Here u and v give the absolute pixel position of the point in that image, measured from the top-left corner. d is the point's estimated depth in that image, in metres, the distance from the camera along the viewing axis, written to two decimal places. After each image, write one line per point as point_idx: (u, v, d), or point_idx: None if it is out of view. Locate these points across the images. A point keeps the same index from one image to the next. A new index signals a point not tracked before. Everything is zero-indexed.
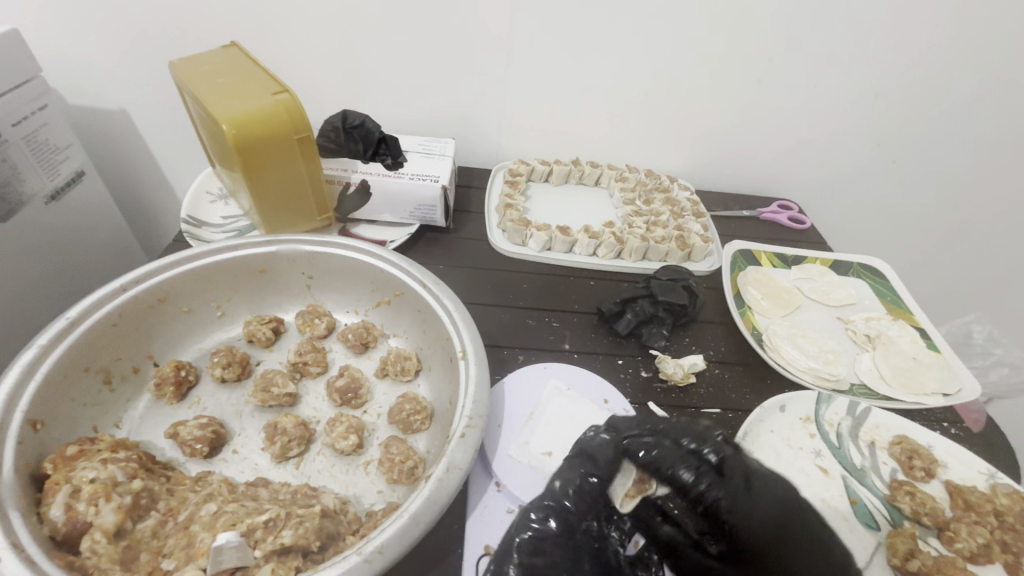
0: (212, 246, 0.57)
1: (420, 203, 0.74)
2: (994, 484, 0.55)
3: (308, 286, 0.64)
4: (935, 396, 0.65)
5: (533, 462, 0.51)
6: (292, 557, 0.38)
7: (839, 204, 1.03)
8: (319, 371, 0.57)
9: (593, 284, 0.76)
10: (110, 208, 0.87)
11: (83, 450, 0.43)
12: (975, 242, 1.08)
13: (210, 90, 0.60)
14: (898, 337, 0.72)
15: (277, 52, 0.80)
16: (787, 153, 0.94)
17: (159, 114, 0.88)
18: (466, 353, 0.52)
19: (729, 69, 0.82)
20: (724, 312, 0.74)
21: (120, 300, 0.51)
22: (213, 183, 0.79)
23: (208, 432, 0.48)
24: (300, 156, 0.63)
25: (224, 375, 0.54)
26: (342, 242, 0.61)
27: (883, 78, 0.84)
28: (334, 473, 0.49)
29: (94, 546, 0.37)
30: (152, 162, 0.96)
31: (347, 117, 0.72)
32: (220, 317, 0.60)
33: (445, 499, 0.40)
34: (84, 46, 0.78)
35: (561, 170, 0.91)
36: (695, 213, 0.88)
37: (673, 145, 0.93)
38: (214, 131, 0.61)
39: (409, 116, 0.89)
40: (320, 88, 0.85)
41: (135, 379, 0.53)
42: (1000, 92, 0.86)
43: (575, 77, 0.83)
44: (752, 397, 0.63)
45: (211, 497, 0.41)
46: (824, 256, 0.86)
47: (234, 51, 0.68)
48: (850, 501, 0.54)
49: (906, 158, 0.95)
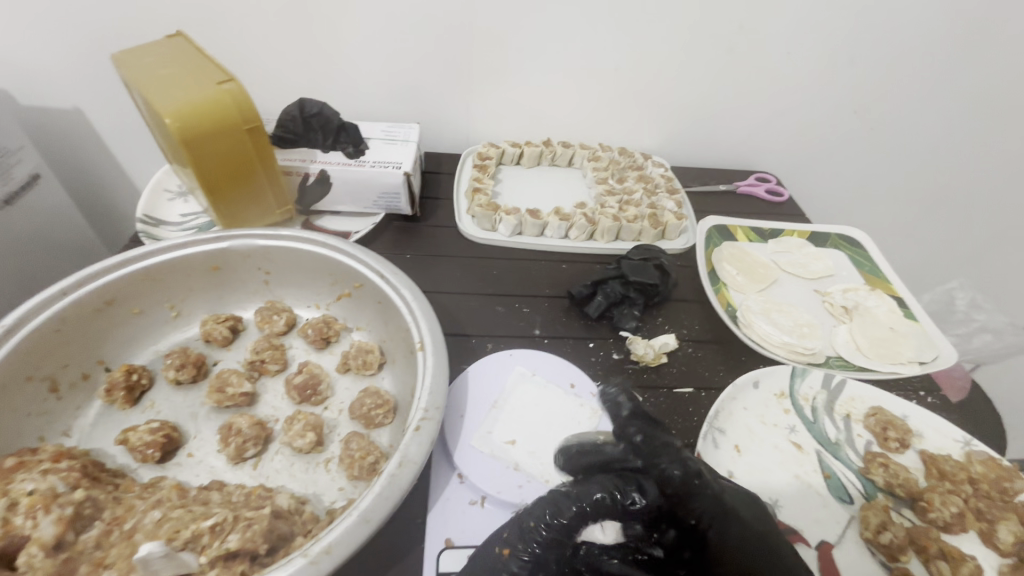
0: (160, 245, 0.55)
1: (384, 190, 0.72)
2: (969, 451, 0.55)
3: (266, 282, 0.62)
4: (911, 364, 0.64)
5: (496, 452, 0.49)
6: (239, 561, 0.37)
7: (818, 174, 1.02)
8: (278, 369, 0.56)
9: (564, 267, 0.74)
10: (70, 209, 0.84)
11: (23, 462, 0.41)
12: (958, 207, 1.06)
13: (152, 83, 0.58)
14: (876, 307, 0.71)
15: (230, 41, 0.77)
16: (764, 125, 0.92)
17: (113, 110, 0.85)
18: (424, 344, 0.50)
19: (701, 38, 0.79)
20: (699, 290, 0.72)
21: (62, 305, 0.49)
22: (171, 181, 0.76)
23: (159, 436, 0.47)
24: (252, 147, 0.60)
25: (179, 377, 0.53)
26: (298, 235, 0.59)
27: (856, 44, 0.81)
28: (293, 472, 0.48)
29: (30, 560, 0.36)
30: (113, 160, 0.93)
31: (305, 105, 0.69)
32: (175, 318, 0.59)
33: (397, 496, 0.39)
34: (27, 42, 0.75)
35: (532, 152, 0.89)
36: (669, 189, 0.86)
37: (646, 121, 0.91)
38: (160, 125, 0.58)
39: (373, 103, 0.86)
40: (279, 76, 0.82)
41: (86, 386, 0.52)
42: (977, 54, 0.83)
43: (540, 55, 0.81)
44: (726, 374, 0.62)
45: (159, 504, 0.40)
46: (802, 228, 0.84)
47: (179, 41, 0.65)
48: (823, 476, 0.53)
49: (885, 125, 0.93)
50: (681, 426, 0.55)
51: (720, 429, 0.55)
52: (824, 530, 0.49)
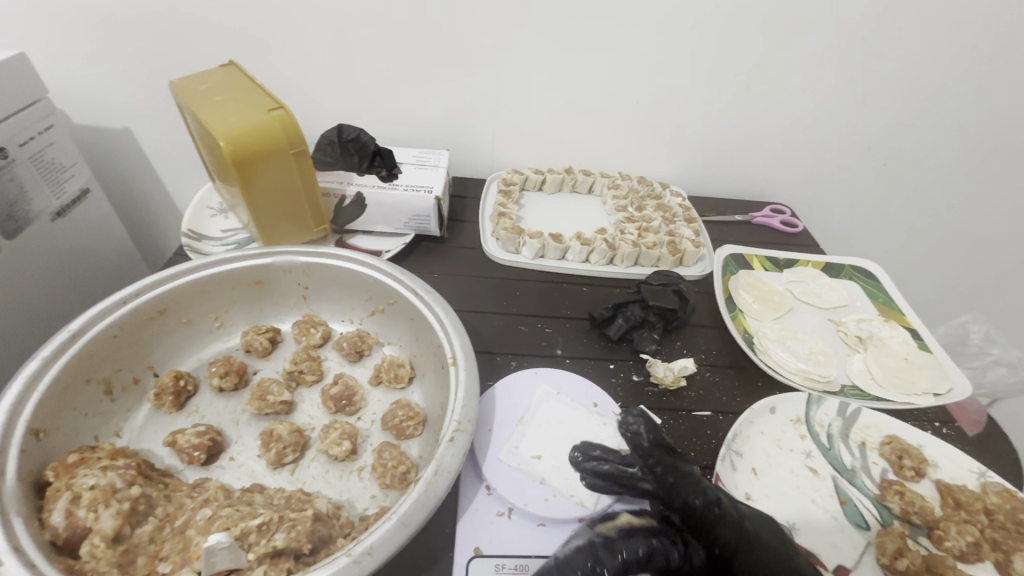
0: (211, 259, 0.59)
1: (415, 213, 0.76)
2: (985, 482, 0.56)
3: (304, 297, 0.65)
4: (926, 396, 0.65)
5: (523, 466, 0.51)
6: (285, 559, 0.39)
7: (831, 207, 1.04)
8: (314, 379, 0.58)
9: (585, 290, 0.77)
10: (114, 222, 0.89)
11: (84, 458, 0.44)
12: (970, 240, 1.08)
13: (209, 108, 0.62)
14: (890, 338, 0.73)
15: (275, 70, 0.82)
16: (778, 158, 0.95)
17: (160, 131, 0.90)
18: (456, 359, 0.53)
19: (716, 76, 0.84)
20: (716, 316, 0.75)
21: (121, 313, 0.53)
22: (213, 198, 0.81)
23: (205, 439, 0.49)
24: (297, 169, 0.64)
25: (222, 385, 0.55)
26: (338, 253, 0.62)
27: (866, 84, 0.85)
28: (328, 479, 0.50)
29: (93, 550, 0.38)
30: (156, 178, 0.98)
31: (344, 130, 0.73)
32: (219, 328, 0.62)
33: (434, 502, 0.41)
34: (90, 67, 0.80)
35: (555, 179, 0.92)
36: (687, 218, 0.89)
37: (665, 152, 0.95)
38: (213, 147, 0.63)
39: (404, 129, 0.91)
40: (318, 103, 0.87)
41: (135, 390, 0.55)
42: (984, 95, 0.87)
43: (565, 88, 0.85)
44: (743, 399, 0.63)
45: (207, 503, 0.42)
46: (817, 259, 0.86)
47: (233, 70, 0.70)
48: (840, 501, 0.54)
49: (897, 160, 0.96)
50: (700, 448, 0.57)
51: (737, 452, 0.56)
52: (840, 555, 0.50)
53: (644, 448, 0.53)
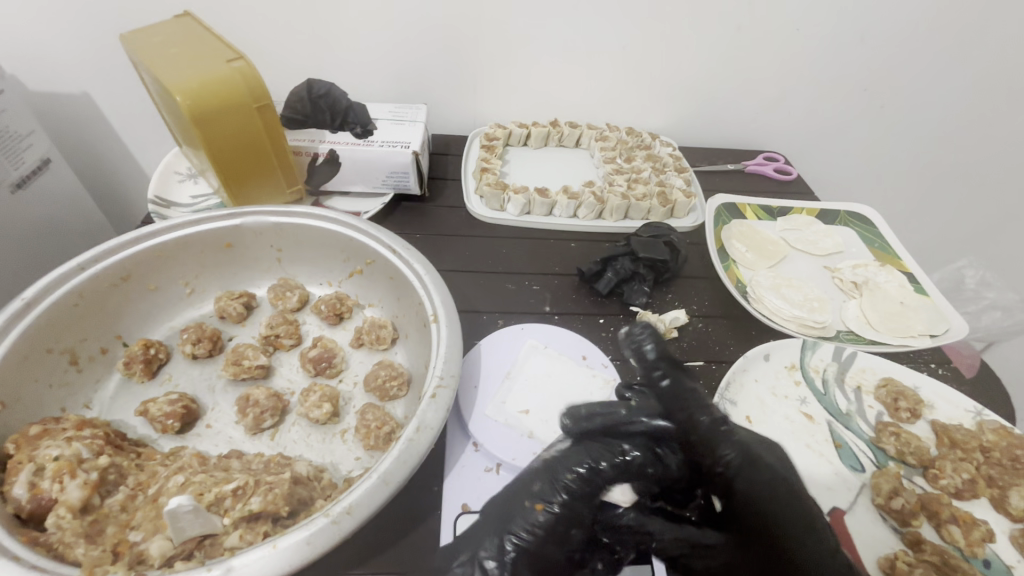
0: (174, 222, 0.56)
1: (393, 170, 0.72)
2: (981, 420, 0.55)
3: (278, 260, 0.63)
4: (922, 337, 0.64)
5: (510, 421, 0.50)
6: (262, 522, 0.38)
7: (827, 153, 1.01)
8: (293, 344, 0.56)
9: (573, 245, 0.74)
10: (81, 192, 0.85)
11: (48, 429, 0.42)
12: (969, 184, 1.05)
13: (164, 62, 0.58)
14: (886, 282, 0.71)
15: (236, 24, 0.77)
16: (772, 104, 0.91)
17: (121, 95, 0.85)
18: (438, 317, 0.51)
19: (707, 17, 0.78)
20: (708, 266, 0.72)
21: (80, 280, 0.50)
22: (181, 163, 0.77)
23: (178, 407, 0.47)
24: (262, 125, 0.60)
25: (195, 352, 0.53)
26: (311, 212, 0.59)
27: (864, 20, 0.80)
28: (310, 443, 0.49)
29: (59, 521, 0.37)
30: (123, 146, 0.94)
31: (313, 86, 0.69)
32: (190, 295, 0.59)
33: (416, 459, 0.40)
34: (34, 27, 0.75)
35: (539, 132, 0.88)
36: (678, 168, 0.86)
37: (654, 101, 0.90)
38: (169, 102, 0.58)
39: (380, 85, 0.86)
40: (286, 59, 0.82)
41: (104, 360, 0.53)
42: (987, 29, 0.82)
43: (546, 34, 0.80)
44: (736, 348, 0.62)
45: (181, 469, 0.41)
46: (811, 205, 0.84)
47: (188, 21, 0.65)
48: (835, 445, 0.54)
49: (895, 102, 0.92)
50: None
51: (731, 400, 0.55)
52: (836, 497, 0.50)
53: (650, 361, 0.49)
